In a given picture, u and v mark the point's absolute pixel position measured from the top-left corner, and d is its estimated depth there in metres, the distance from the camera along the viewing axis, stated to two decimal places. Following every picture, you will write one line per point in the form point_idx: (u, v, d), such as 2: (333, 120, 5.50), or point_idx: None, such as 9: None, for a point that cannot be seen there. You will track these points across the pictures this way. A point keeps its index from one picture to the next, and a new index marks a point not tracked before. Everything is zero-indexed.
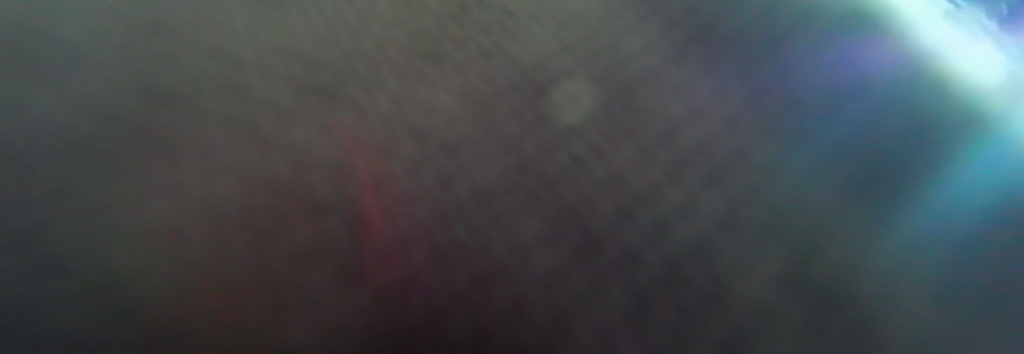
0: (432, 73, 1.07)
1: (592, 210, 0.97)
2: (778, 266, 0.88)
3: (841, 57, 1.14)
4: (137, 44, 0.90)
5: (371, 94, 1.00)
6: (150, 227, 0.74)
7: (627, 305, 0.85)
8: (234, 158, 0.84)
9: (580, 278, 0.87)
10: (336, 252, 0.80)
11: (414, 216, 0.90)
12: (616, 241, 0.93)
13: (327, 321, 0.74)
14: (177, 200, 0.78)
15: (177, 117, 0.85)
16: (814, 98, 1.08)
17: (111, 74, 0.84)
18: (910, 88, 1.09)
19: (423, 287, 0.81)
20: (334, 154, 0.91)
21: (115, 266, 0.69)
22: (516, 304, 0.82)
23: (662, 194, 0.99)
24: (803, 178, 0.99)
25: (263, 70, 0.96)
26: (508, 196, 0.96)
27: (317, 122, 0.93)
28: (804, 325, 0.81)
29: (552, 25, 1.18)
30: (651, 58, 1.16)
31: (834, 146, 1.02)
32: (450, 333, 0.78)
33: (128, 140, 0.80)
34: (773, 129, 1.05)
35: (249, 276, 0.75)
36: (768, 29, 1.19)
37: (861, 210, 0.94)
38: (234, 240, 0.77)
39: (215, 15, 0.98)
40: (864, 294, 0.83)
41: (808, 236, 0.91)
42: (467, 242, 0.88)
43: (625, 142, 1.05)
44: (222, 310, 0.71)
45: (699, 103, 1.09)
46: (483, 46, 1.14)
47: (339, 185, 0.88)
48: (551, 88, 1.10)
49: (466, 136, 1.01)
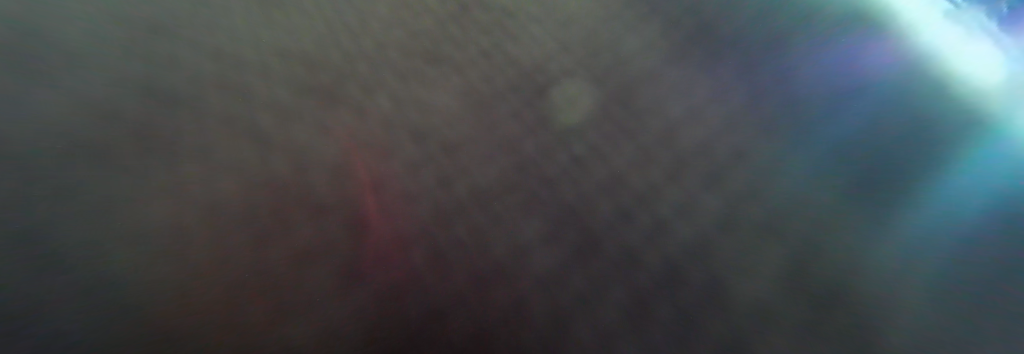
0: (432, 73, 1.07)
1: (592, 209, 0.97)
2: (777, 267, 0.88)
3: (840, 58, 1.15)
4: (139, 44, 0.90)
5: (371, 95, 1.00)
6: (149, 228, 0.74)
7: (626, 305, 0.85)
8: (234, 158, 0.85)
9: (580, 278, 0.88)
10: (336, 252, 0.81)
11: (414, 216, 0.90)
12: (616, 240, 0.93)
13: (327, 321, 0.74)
14: (177, 202, 0.77)
15: (176, 119, 0.85)
16: (814, 99, 1.09)
17: (113, 75, 0.85)
18: (909, 88, 1.09)
19: (422, 286, 0.82)
20: (335, 153, 0.91)
21: (114, 267, 0.69)
22: (516, 303, 0.83)
23: (662, 194, 1.00)
24: (803, 179, 0.99)
25: (263, 71, 0.96)
26: (508, 196, 0.96)
27: (318, 122, 0.94)
28: (800, 326, 0.82)
29: (551, 25, 1.18)
30: (651, 58, 1.16)
31: (834, 147, 1.02)
32: (450, 333, 0.78)
33: (129, 142, 0.80)
34: (772, 129, 1.05)
35: (249, 277, 0.75)
36: (768, 30, 1.19)
37: (862, 210, 0.94)
38: (234, 240, 0.77)
39: (215, 15, 0.97)
40: (861, 295, 0.84)
41: (806, 236, 0.92)
42: (467, 241, 0.89)
43: (626, 142, 1.06)
44: (225, 309, 0.71)
45: (699, 103, 1.09)
46: (483, 46, 1.14)
47: (340, 186, 0.88)
48: (551, 88, 1.10)
49: (466, 136, 1.02)
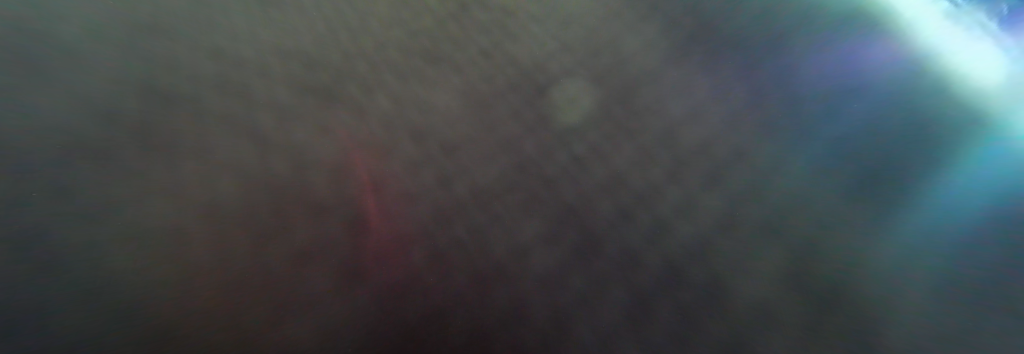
0: (432, 73, 1.07)
1: (592, 210, 0.96)
2: (778, 267, 0.88)
3: (841, 58, 1.14)
4: (138, 43, 0.89)
5: (371, 94, 1.00)
6: (149, 228, 0.74)
7: (627, 305, 0.85)
8: (234, 157, 0.84)
9: (580, 278, 0.87)
10: (336, 252, 0.80)
11: (413, 215, 0.90)
12: (616, 240, 0.93)
13: (327, 321, 0.74)
14: (176, 201, 0.77)
15: (176, 117, 0.85)
16: (814, 99, 1.08)
17: (114, 74, 0.84)
18: (909, 89, 1.09)
19: (422, 287, 0.81)
20: (334, 153, 0.91)
21: (114, 266, 0.69)
22: (516, 303, 0.83)
23: (662, 194, 0.99)
24: (803, 179, 0.98)
25: (263, 70, 0.96)
26: (508, 196, 0.96)
27: (317, 121, 0.93)
28: (802, 326, 0.82)
29: (552, 25, 1.17)
30: (651, 57, 1.15)
31: (834, 147, 1.02)
32: (450, 333, 0.78)
33: (128, 141, 0.80)
34: (773, 129, 1.05)
35: (249, 276, 0.75)
36: (769, 29, 1.19)
37: (863, 211, 0.94)
38: (234, 239, 0.77)
39: (214, 15, 0.97)
40: (862, 296, 0.84)
41: (807, 237, 0.91)
42: (467, 241, 0.88)
43: (626, 142, 1.05)
44: (224, 310, 0.71)
45: (699, 104, 1.09)
46: (483, 46, 1.13)
47: (339, 186, 0.87)
48: (551, 88, 1.10)
49: (466, 135, 1.01)
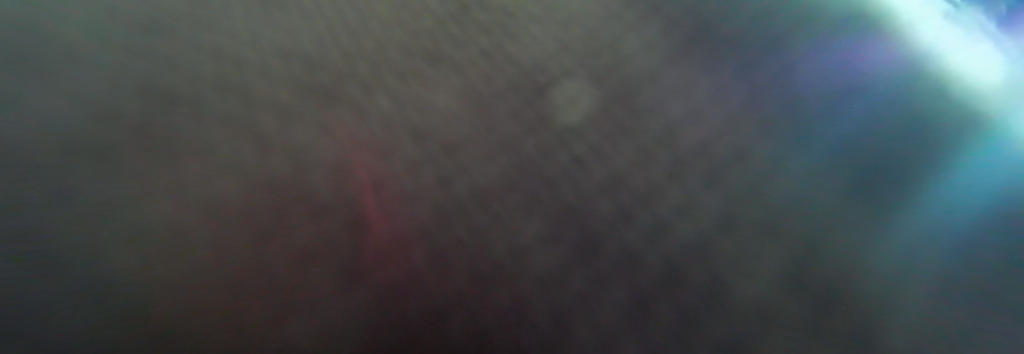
0: (431, 73, 1.07)
1: (592, 209, 0.97)
2: (777, 268, 0.88)
3: (840, 58, 1.14)
4: (139, 45, 0.90)
5: (371, 95, 1.00)
6: (151, 227, 0.74)
7: (627, 305, 0.85)
8: (234, 157, 0.84)
9: (580, 277, 0.88)
10: (336, 252, 0.80)
11: (414, 216, 0.90)
12: (616, 240, 0.93)
13: (326, 321, 0.74)
14: (177, 201, 0.77)
15: (177, 117, 0.85)
16: (814, 99, 1.09)
17: (115, 74, 0.85)
18: (907, 89, 1.09)
19: (422, 287, 0.81)
20: (334, 153, 0.91)
21: (117, 265, 0.69)
22: (516, 303, 0.83)
23: (662, 194, 1.00)
24: (803, 179, 0.99)
25: (263, 70, 0.96)
26: (508, 196, 0.96)
27: (318, 122, 0.93)
28: (802, 326, 0.82)
29: (552, 26, 1.18)
30: (651, 57, 1.15)
31: (833, 147, 1.02)
32: (450, 333, 0.78)
33: (129, 140, 0.80)
34: (773, 129, 1.05)
35: (248, 275, 0.75)
36: (768, 30, 1.19)
37: (862, 211, 0.94)
38: (235, 239, 0.77)
39: (215, 15, 0.97)
40: (861, 296, 0.84)
41: (806, 237, 0.92)
42: (467, 241, 0.89)
43: (626, 142, 1.05)
44: (224, 308, 0.71)
45: (698, 103, 1.09)
46: (483, 46, 1.13)
47: (339, 186, 0.87)
48: (551, 88, 1.10)
49: (466, 135, 1.01)
